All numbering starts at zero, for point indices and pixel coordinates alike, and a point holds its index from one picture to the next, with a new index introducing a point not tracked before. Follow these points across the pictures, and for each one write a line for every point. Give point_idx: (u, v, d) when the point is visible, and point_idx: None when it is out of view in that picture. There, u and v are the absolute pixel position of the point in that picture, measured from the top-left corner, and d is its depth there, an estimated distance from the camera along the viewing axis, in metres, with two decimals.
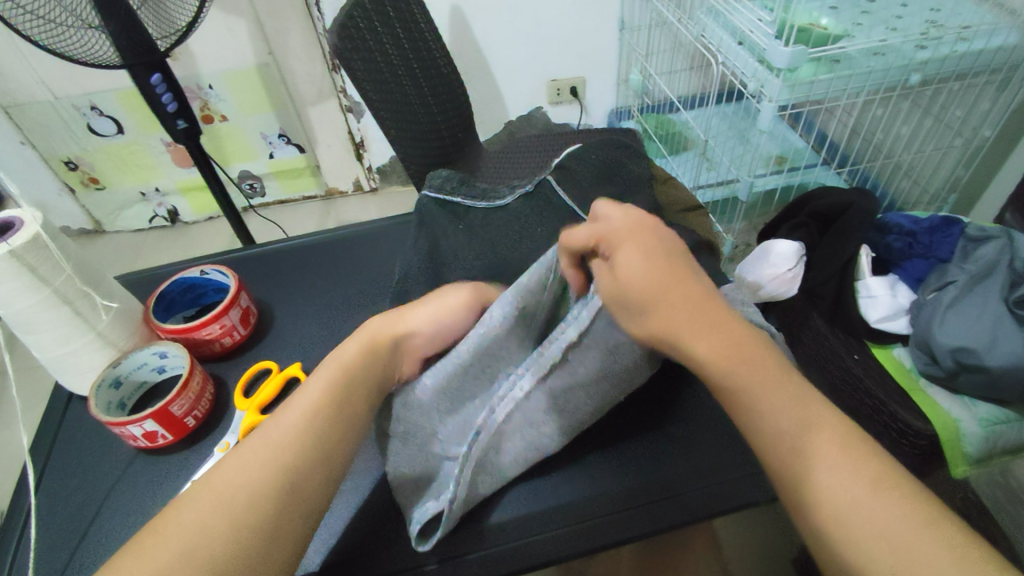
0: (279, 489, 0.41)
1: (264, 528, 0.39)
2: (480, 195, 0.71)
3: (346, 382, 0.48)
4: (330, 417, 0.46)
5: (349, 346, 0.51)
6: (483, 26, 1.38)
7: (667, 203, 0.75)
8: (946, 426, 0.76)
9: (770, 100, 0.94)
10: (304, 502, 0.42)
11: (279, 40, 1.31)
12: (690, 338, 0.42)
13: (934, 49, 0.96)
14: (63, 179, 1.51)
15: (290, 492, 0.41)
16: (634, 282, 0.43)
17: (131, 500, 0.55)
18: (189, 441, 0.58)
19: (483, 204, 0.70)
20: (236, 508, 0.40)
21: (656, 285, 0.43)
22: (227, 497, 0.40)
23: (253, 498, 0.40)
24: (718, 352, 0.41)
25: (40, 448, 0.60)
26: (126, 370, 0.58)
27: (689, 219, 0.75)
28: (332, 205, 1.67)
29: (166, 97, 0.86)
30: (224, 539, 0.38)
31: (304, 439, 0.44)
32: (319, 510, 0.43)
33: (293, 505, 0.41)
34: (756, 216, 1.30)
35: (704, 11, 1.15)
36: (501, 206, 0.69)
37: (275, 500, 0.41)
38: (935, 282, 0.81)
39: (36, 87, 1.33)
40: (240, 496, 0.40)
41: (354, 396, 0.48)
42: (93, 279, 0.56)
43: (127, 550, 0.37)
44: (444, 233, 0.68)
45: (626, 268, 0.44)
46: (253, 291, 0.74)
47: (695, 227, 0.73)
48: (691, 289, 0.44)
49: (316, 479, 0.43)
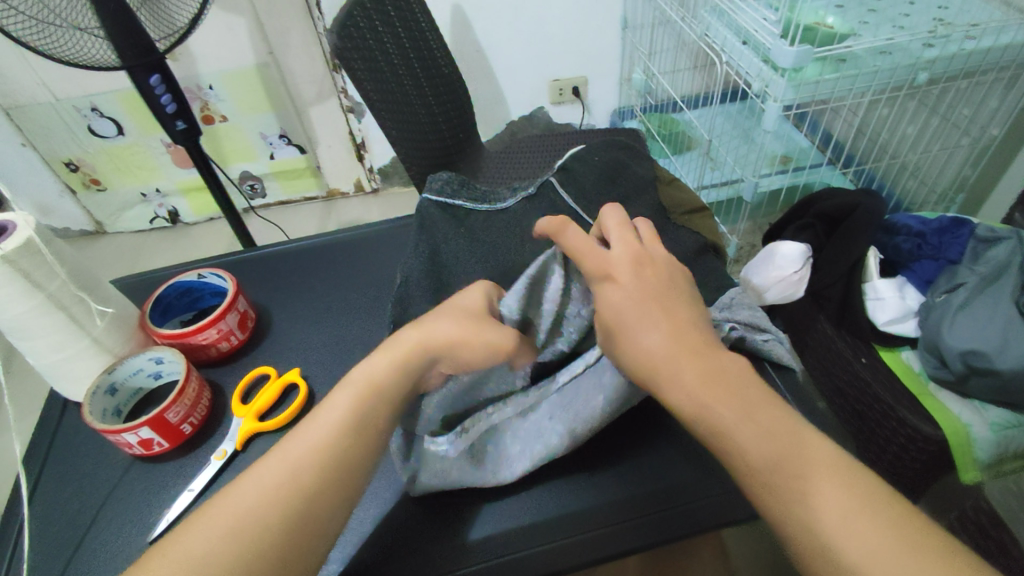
0: (292, 511, 0.40)
1: (273, 552, 0.38)
2: (481, 198, 0.70)
3: (375, 401, 0.46)
4: (352, 434, 0.44)
5: (382, 360, 0.48)
6: (484, 25, 1.37)
7: (670, 205, 0.73)
8: (955, 430, 0.74)
9: (775, 100, 0.93)
10: (318, 525, 0.40)
11: (279, 40, 1.31)
12: (670, 371, 0.42)
13: (941, 47, 0.95)
14: (64, 181, 1.51)
15: (302, 518, 0.40)
16: (618, 308, 0.45)
17: (127, 507, 0.54)
18: (186, 448, 0.57)
19: (484, 207, 0.69)
20: (246, 536, 0.38)
21: (640, 310, 0.45)
22: (238, 523, 0.38)
23: (263, 526, 0.38)
24: (700, 380, 0.41)
25: (36, 455, 0.59)
26: (122, 376, 0.57)
27: (694, 220, 0.73)
28: (333, 206, 1.67)
29: (165, 98, 0.85)
30: (234, 564, 0.37)
31: (321, 460, 0.42)
32: (334, 530, 0.41)
33: (304, 532, 0.40)
34: (761, 216, 1.30)
35: (708, 10, 1.14)
36: (503, 209, 0.68)
37: (286, 528, 0.39)
38: (945, 284, 0.80)
39: (37, 89, 1.32)
40: (251, 523, 0.39)
41: (377, 417, 0.46)
42: (90, 284, 0.55)
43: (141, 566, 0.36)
44: (444, 237, 0.66)
45: (612, 296, 0.46)
46: (251, 294, 0.73)
47: (700, 229, 0.72)
48: (679, 320, 0.45)
49: (331, 502, 0.41)
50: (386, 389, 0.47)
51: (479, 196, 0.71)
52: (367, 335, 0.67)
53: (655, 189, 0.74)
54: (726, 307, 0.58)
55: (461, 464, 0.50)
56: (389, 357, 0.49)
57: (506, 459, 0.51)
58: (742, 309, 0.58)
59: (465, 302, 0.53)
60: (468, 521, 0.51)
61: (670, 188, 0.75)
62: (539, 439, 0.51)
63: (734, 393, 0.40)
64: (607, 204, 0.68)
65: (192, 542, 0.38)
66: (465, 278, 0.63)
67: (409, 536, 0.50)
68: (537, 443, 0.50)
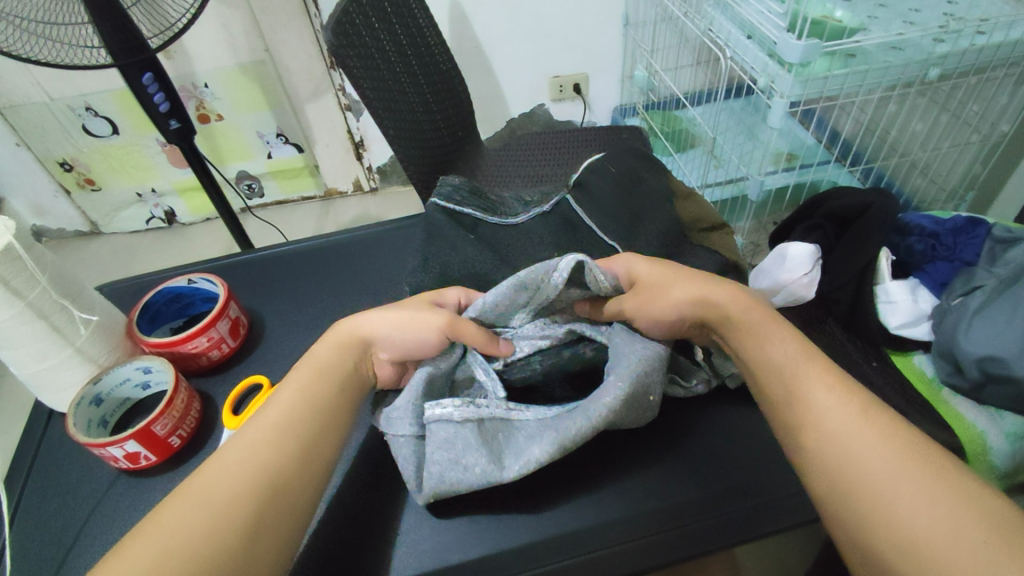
0: (261, 487, 0.40)
1: (244, 525, 0.38)
2: (490, 207, 0.67)
3: (323, 381, 0.48)
4: (312, 416, 0.46)
5: (323, 348, 0.51)
6: (483, 21, 1.34)
7: (689, 221, 0.71)
8: (971, 439, 0.72)
9: (781, 96, 0.91)
10: (290, 501, 0.41)
11: (276, 37, 1.28)
12: (715, 293, 0.51)
13: (952, 42, 0.93)
14: (59, 181, 1.48)
15: (271, 492, 0.41)
16: (647, 273, 0.54)
17: (112, 525, 0.51)
18: (175, 462, 0.55)
19: (495, 219, 0.66)
20: (217, 504, 0.39)
21: (667, 267, 0.54)
22: (207, 498, 0.39)
23: (233, 497, 0.39)
24: (741, 302, 0.50)
25: (19, 469, 0.57)
26: (108, 387, 0.55)
27: (714, 237, 0.70)
28: (331, 205, 1.64)
29: (158, 97, 0.82)
30: (205, 539, 0.37)
31: (286, 434, 0.44)
32: (306, 512, 0.42)
33: (277, 506, 0.40)
34: (766, 215, 1.25)
35: (712, 4, 1.11)
36: (514, 225, 0.65)
37: (257, 499, 0.40)
38: (961, 287, 0.78)
39: (31, 88, 1.30)
40: (221, 495, 0.39)
41: (331, 393, 0.48)
42: (70, 291, 0.53)
43: (114, 552, 0.36)
44: (452, 246, 0.63)
45: (641, 269, 0.54)
46: (244, 299, 0.71)
47: (720, 247, 0.69)
48: (694, 272, 0.54)
49: (301, 478, 0.43)
50: (334, 367, 0.50)
51: (491, 206, 0.68)
52: None
53: (673, 203, 0.71)
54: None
55: (467, 440, 0.47)
56: (331, 344, 0.51)
57: (517, 458, 0.47)
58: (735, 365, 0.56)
59: (416, 298, 0.55)
60: (467, 540, 0.48)
61: (690, 202, 0.73)
62: (548, 430, 0.48)
63: (772, 322, 0.49)
64: (615, 211, 0.66)
65: (161, 522, 0.38)
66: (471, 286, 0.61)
67: (407, 559, 0.48)
68: (545, 431, 0.48)
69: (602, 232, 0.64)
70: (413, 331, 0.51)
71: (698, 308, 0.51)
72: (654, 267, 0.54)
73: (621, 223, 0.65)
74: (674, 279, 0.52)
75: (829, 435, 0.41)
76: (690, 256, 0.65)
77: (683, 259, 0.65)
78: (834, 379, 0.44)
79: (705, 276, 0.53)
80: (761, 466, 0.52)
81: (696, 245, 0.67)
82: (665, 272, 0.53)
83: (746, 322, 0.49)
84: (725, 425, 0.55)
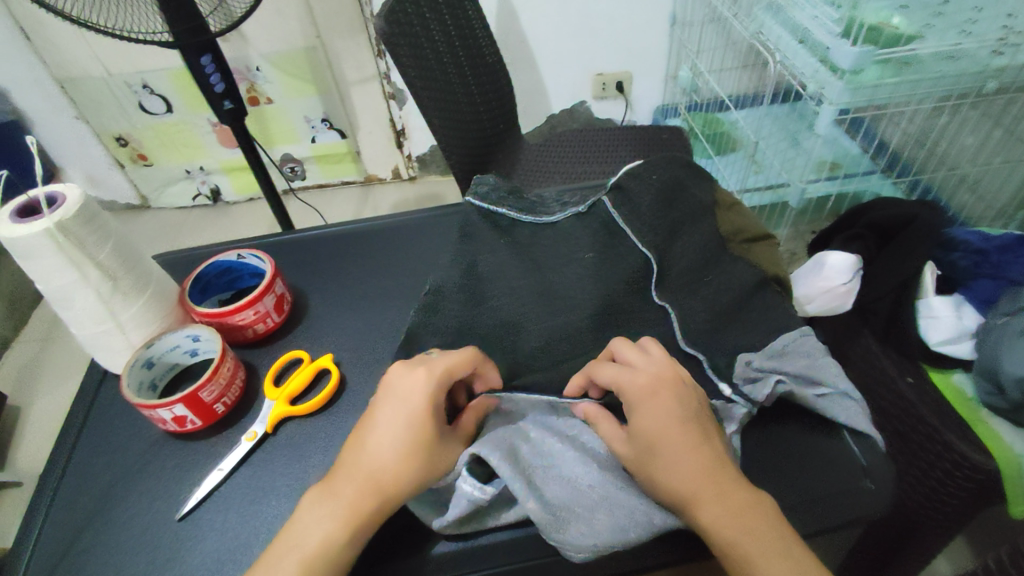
0: None
1: None
2: (527, 208, 0.70)
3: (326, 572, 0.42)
4: None
5: (326, 520, 0.44)
6: (531, 16, 1.35)
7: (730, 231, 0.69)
8: (1007, 461, 0.71)
9: (829, 103, 0.90)
10: None
11: (328, 25, 1.31)
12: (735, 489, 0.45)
13: (1012, 55, 0.91)
14: (113, 155, 1.54)
15: None
16: (659, 437, 0.46)
17: (159, 483, 0.54)
18: (218, 428, 0.58)
19: (531, 218, 0.68)
20: None
21: (677, 444, 0.46)
22: None
23: None
24: (749, 497, 0.45)
25: (73, 425, 0.60)
26: (159, 352, 0.58)
27: (755, 250, 0.69)
28: (371, 192, 1.67)
29: (213, 78, 0.85)
30: None
31: None
32: None
33: None
34: (805, 223, 1.28)
35: (764, 8, 1.10)
36: (551, 223, 0.68)
37: None
38: (1007, 307, 0.76)
39: (90, 63, 1.35)
40: None
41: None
42: (133, 259, 0.56)
43: None
44: (488, 250, 0.65)
45: (657, 431, 0.46)
46: (288, 277, 0.74)
47: (762, 260, 0.68)
48: (699, 451, 0.46)
49: None
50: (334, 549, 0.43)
51: (529, 207, 0.70)
52: (401, 327, 0.67)
53: (716, 213, 0.70)
54: (776, 354, 0.58)
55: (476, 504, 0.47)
56: (331, 512, 0.44)
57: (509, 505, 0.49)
58: (769, 389, 0.54)
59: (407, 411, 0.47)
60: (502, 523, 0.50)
61: (733, 212, 0.71)
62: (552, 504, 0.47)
63: (718, 489, 0.44)
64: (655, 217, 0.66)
65: None
66: (512, 284, 0.62)
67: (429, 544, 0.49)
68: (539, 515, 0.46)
69: (638, 236, 0.64)
70: (418, 471, 0.46)
71: (726, 501, 0.44)
72: (637, 408, 0.47)
73: (659, 226, 0.65)
74: (657, 448, 0.46)
75: (719, 544, 0.43)
76: (729, 269, 0.65)
77: (722, 271, 0.65)
78: (762, 511, 0.44)
79: (687, 419, 0.47)
80: (796, 461, 0.54)
81: (735, 255, 0.66)
82: (645, 425, 0.46)
83: (756, 523, 0.43)
84: (773, 429, 0.56)
